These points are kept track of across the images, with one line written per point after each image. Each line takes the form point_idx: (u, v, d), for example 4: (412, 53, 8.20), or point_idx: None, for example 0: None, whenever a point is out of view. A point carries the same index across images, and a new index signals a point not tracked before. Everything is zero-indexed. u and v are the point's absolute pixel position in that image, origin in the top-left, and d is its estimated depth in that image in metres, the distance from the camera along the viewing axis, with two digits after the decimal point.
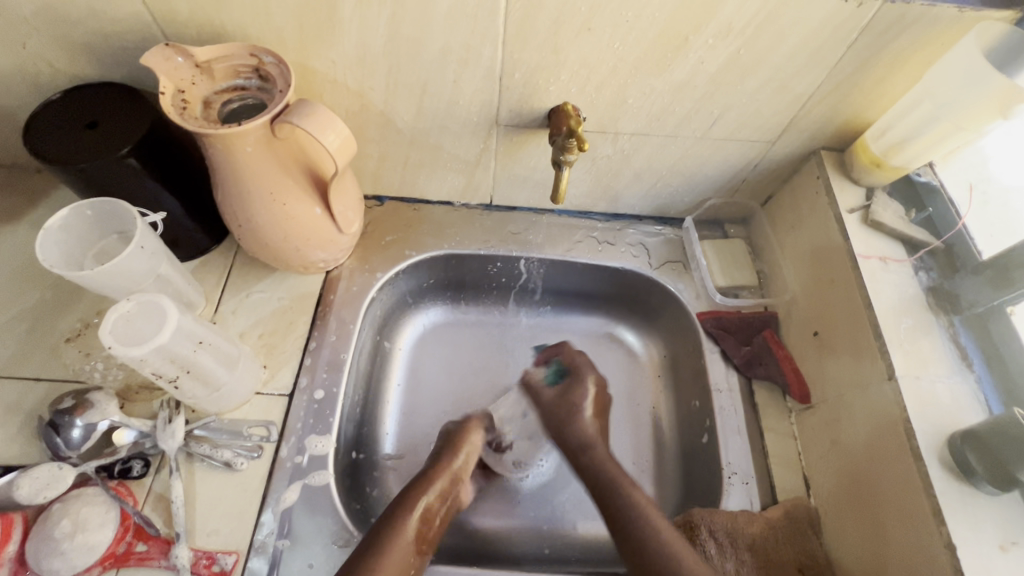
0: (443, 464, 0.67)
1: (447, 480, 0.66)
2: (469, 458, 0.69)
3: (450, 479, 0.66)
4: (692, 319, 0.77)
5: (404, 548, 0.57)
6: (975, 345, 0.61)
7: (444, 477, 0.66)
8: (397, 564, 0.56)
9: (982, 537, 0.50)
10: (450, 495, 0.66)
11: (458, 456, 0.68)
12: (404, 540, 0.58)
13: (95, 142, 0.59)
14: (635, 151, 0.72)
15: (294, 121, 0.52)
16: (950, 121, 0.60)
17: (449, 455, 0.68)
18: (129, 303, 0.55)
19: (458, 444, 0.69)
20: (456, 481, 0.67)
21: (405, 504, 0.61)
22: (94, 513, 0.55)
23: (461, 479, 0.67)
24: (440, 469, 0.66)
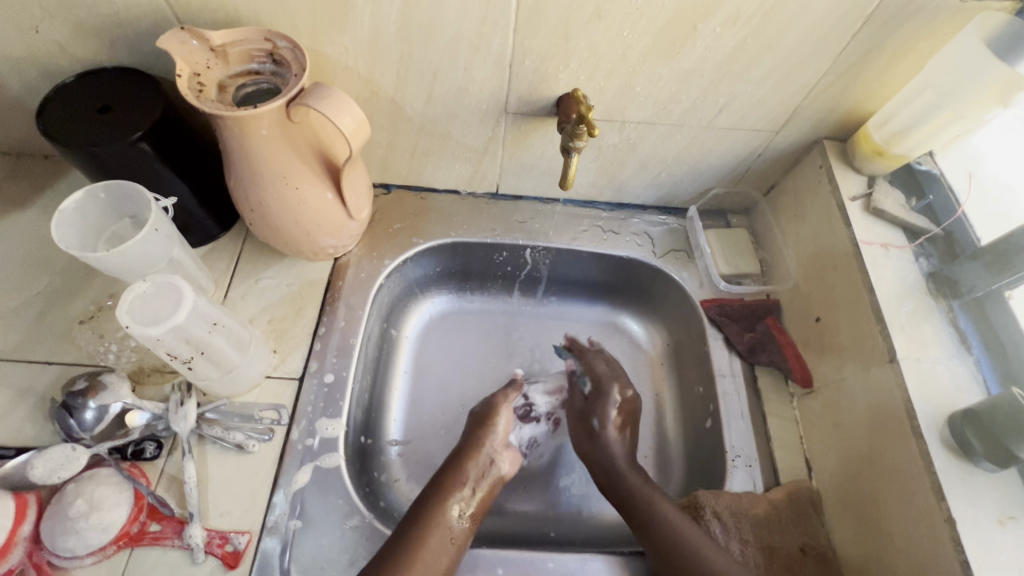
0: (474, 444, 0.68)
1: (481, 461, 0.67)
2: (500, 429, 0.70)
3: (484, 459, 0.67)
4: (696, 306, 0.78)
5: (439, 532, 0.59)
6: (974, 329, 0.62)
7: (476, 458, 0.67)
8: (434, 549, 0.58)
9: (981, 512, 0.51)
10: (486, 473, 0.67)
11: (488, 434, 0.69)
12: (438, 525, 0.60)
13: (108, 125, 0.59)
14: (641, 140, 0.73)
15: (310, 103, 0.53)
16: (951, 109, 0.61)
17: (479, 434, 0.69)
18: (146, 284, 0.56)
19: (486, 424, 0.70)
20: (491, 458, 0.68)
21: (440, 489, 0.63)
22: (108, 493, 0.55)
23: (495, 455, 0.68)
24: (471, 450, 0.67)
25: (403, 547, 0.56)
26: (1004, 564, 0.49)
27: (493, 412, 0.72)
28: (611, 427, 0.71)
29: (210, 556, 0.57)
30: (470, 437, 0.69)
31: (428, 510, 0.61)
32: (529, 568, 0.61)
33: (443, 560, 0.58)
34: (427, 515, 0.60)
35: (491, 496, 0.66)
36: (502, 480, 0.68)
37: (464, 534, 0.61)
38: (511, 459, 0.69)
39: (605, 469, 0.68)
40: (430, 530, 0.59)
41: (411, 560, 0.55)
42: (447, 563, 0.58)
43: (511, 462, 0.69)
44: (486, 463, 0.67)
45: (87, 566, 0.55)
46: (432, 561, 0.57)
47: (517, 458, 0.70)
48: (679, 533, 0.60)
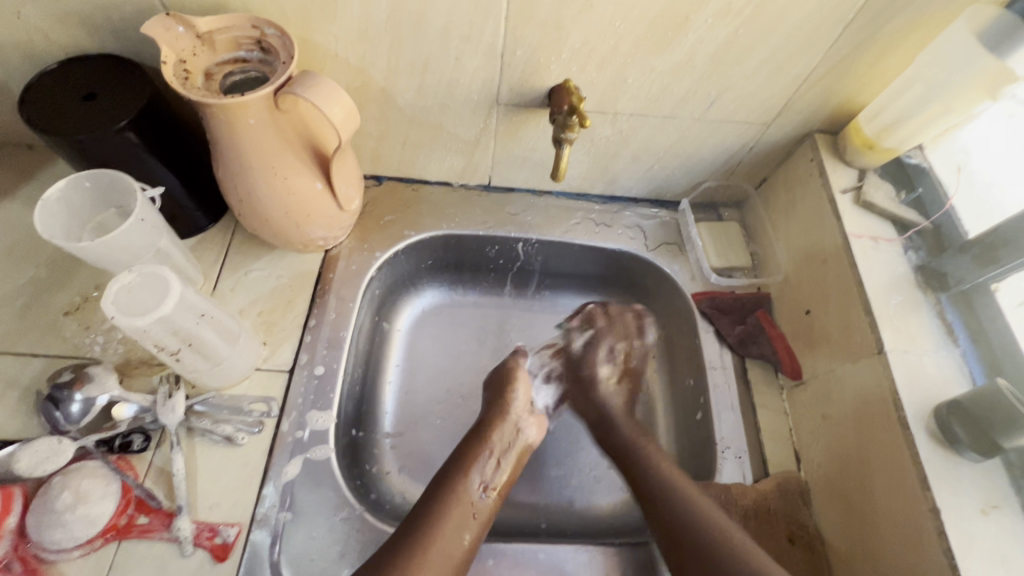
0: (497, 414, 0.68)
1: (505, 432, 0.66)
2: (521, 397, 0.70)
3: (509, 428, 0.67)
4: (686, 299, 0.79)
5: (463, 504, 0.59)
6: (961, 321, 0.63)
7: (501, 427, 0.66)
8: (457, 521, 0.57)
9: (965, 501, 0.52)
10: (512, 443, 0.66)
11: (511, 402, 0.69)
12: (461, 498, 0.59)
13: (93, 113, 0.58)
14: (634, 132, 0.73)
15: (298, 91, 0.52)
16: (940, 103, 0.61)
17: (502, 406, 0.68)
18: (132, 274, 0.56)
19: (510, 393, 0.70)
20: (515, 427, 0.67)
21: (463, 461, 0.63)
22: (95, 485, 0.55)
23: (519, 422, 0.68)
24: (495, 420, 0.67)
25: (427, 520, 0.56)
26: (986, 552, 0.49)
27: (512, 377, 0.72)
28: (609, 369, 0.77)
29: (199, 549, 0.57)
30: (492, 409, 0.69)
31: (449, 483, 0.60)
32: (519, 559, 0.62)
33: (467, 534, 0.57)
34: (450, 488, 0.60)
35: (517, 466, 0.66)
36: (528, 448, 0.68)
37: (489, 507, 0.60)
38: (536, 425, 0.70)
39: (599, 419, 0.73)
40: (453, 502, 0.58)
41: (436, 533, 0.55)
42: (473, 535, 0.57)
43: (537, 429, 0.70)
44: (511, 433, 0.67)
45: (74, 559, 0.55)
46: (455, 536, 0.56)
47: (542, 424, 0.70)
48: (688, 496, 0.59)
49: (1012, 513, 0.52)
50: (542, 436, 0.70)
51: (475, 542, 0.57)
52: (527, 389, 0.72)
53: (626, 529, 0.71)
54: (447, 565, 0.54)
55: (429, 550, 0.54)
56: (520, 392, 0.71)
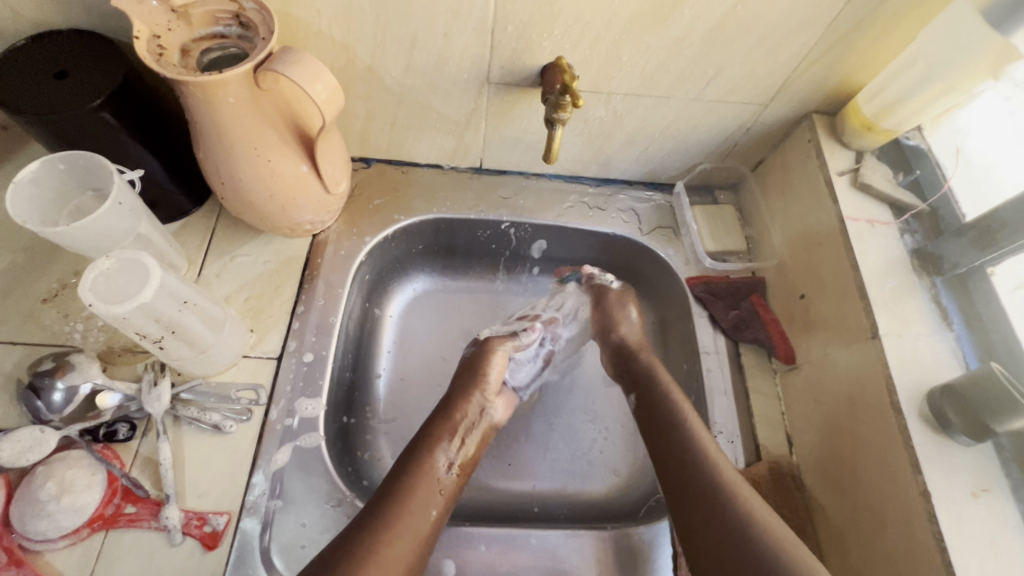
0: (462, 394, 0.67)
1: (471, 412, 0.66)
2: (493, 378, 0.69)
3: (475, 409, 0.66)
4: (681, 283, 0.78)
5: (429, 482, 0.58)
6: (956, 305, 0.62)
7: (466, 406, 0.66)
8: (423, 498, 0.56)
9: (956, 484, 0.52)
10: (478, 422, 0.66)
11: (481, 382, 0.68)
12: (427, 476, 0.58)
13: (64, 92, 0.56)
14: (629, 113, 0.71)
15: (279, 68, 0.50)
16: (941, 82, 0.60)
17: (469, 385, 0.67)
18: (109, 261, 0.54)
19: (480, 369, 0.69)
20: (481, 407, 0.67)
21: (428, 440, 0.62)
22: (80, 475, 0.54)
23: (486, 403, 0.67)
24: (461, 399, 0.66)
25: (395, 498, 0.55)
26: (975, 535, 0.50)
27: (486, 359, 0.69)
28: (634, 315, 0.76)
29: (189, 537, 0.56)
30: (459, 387, 0.68)
31: (417, 462, 0.59)
32: (511, 545, 0.62)
33: (433, 512, 0.56)
34: (419, 466, 0.59)
35: (481, 445, 0.66)
36: (492, 428, 0.68)
37: (454, 486, 0.60)
38: (502, 405, 0.70)
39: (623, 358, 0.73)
40: (419, 479, 0.58)
41: (403, 510, 0.55)
42: (438, 513, 0.57)
43: (502, 409, 0.70)
44: (476, 413, 0.66)
45: (62, 549, 0.54)
46: (421, 513, 0.55)
47: (507, 405, 0.71)
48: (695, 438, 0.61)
49: (1003, 496, 0.52)
50: (508, 416, 0.71)
51: (440, 519, 0.57)
52: (499, 368, 0.70)
53: (620, 513, 0.71)
54: (414, 542, 0.54)
55: (395, 528, 0.53)
56: (491, 370, 0.69)
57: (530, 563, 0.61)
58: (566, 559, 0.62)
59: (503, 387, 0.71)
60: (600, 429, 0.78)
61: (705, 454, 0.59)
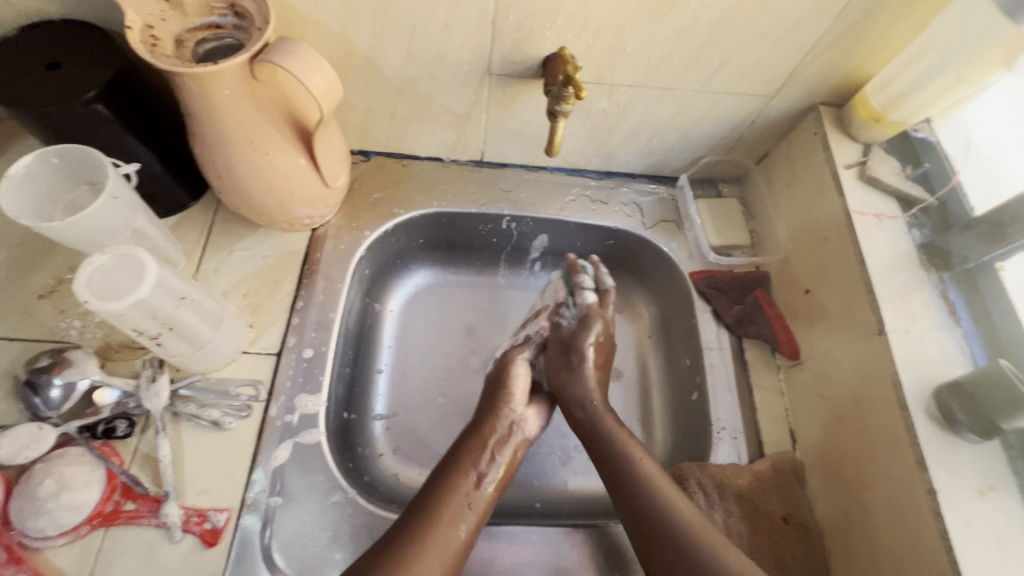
0: (491, 410, 0.67)
1: (501, 426, 0.65)
2: (518, 389, 0.68)
3: (505, 423, 0.66)
4: (684, 278, 0.77)
5: (458, 497, 0.58)
6: (963, 300, 0.61)
7: (496, 421, 0.65)
8: (453, 514, 0.56)
9: (963, 483, 0.51)
10: (512, 436, 0.65)
11: (508, 396, 0.67)
12: (456, 491, 0.58)
13: (57, 84, 0.54)
14: (632, 105, 0.70)
15: (275, 59, 0.49)
16: (953, 72, 0.59)
17: (497, 400, 0.67)
18: (104, 256, 0.53)
19: (505, 383, 0.69)
20: (512, 422, 0.66)
21: (457, 456, 0.62)
22: (79, 472, 0.54)
23: (517, 418, 0.67)
24: (490, 414, 0.66)
25: (423, 514, 0.55)
26: (981, 534, 0.49)
27: (507, 372, 0.70)
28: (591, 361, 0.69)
29: (188, 534, 0.56)
30: (488, 403, 0.68)
31: (446, 477, 0.59)
32: (514, 542, 0.62)
33: (462, 527, 0.56)
34: (447, 482, 0.59)
35: (517, 461, 0.65)
36: (527, 442, 0.66)
37: (487, 502, 0.59)
38: (534, 417, 0.68)
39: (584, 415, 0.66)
40: (449, 495, 0.57)
41: (431, 527, 0.54)
42: (469, 528, 0.56)
43: (536, 421, 0.68)
44: (508, 427, 0.65)
45: (61, 547, 0.54)
46: (450, 530, 0.55)
47: (541, 416, 0.69)
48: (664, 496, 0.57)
49: (1010, 495, 0.52)
50: (540, 428, 0.69)
51: (473, 534, 0.56)
52: (524, 378, 0.70)
53: None
54: (443, 559, 0.53)
55: (425, 545, 0.53)
56: (517, 382, 0.69)
57: (532, 561, 0.61)
58: (567, 557, 0.61)
59: (534, 398, 0.70)
60: None
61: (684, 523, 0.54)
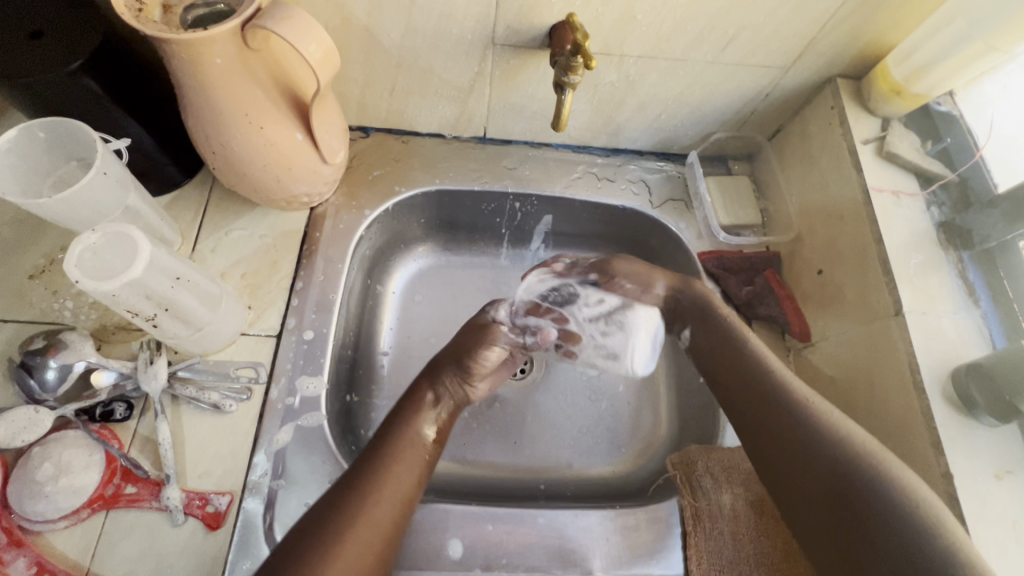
0: (449, 363, 0.64)
1: (455, 381, 0.63)
2: (489, 361, 0.65)
3: (460, 378, 0.64)
4: (692, 258, 0.75)
5: (415, 446, 0.56)
6: (983, 281, 0.59)
7: (452, 376, 0.63)
8: (407, 463, 0.55)
9: (979, 466, 0.50)
10: (465, 387, 0.64)
11: (473, 351, 0.64)
12: (412, 440, 0.56)
13: (38, 53, 0.52)
14: (641, 77, 0.67)
15: (268, 25, 0.46)
16: (981, 40, 0.56)
17: (457, 355, 0.64)
18: (95, 235, 0.51)
19: (476, 345, 0.65)
20: (465, 381, 0.64)
21: (413, 404, 0.59)
22: (77, 457, 0.53)
23: (472, 374, 0.64)
24: (447, 367, 0.63)
25: (380, 460, 0.54)
26: (998, 519, 0.48)
27: (490, 333, 0.66)
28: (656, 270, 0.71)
29: (191, 517, 0.55)
30: (449, 353, 0.65)
31: (400, 424, 0.57)
32: (520, 523, 0.61)
33: (414, 476, 0.54)
34: (403, 429, 0.57)
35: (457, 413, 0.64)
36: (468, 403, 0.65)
37: (433, 452, 0.58)
38: (486, 387, 0.67)
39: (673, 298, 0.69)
40: (403, 443, 0.56)
41: (386, 473, 0.53)
42: (420, 478, 0.55)
43: (487, 384, 0.67)
44: (461, 383, 0.64)
45: (61, 530, 0.53)
46: (406, 477, 0.53)
47: (495, 380, 0.68)
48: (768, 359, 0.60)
49: None
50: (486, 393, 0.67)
51: (421, 483, 0.55)
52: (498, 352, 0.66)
53: (627, 490, 0.70)
54: (397, 506, 0.52)
55: (382, 494, 0.51)
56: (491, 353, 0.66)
57: (538, 542, 0.60)
58: (574, 538, 0.61)
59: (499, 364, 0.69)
60: (605, 405, 0.77)
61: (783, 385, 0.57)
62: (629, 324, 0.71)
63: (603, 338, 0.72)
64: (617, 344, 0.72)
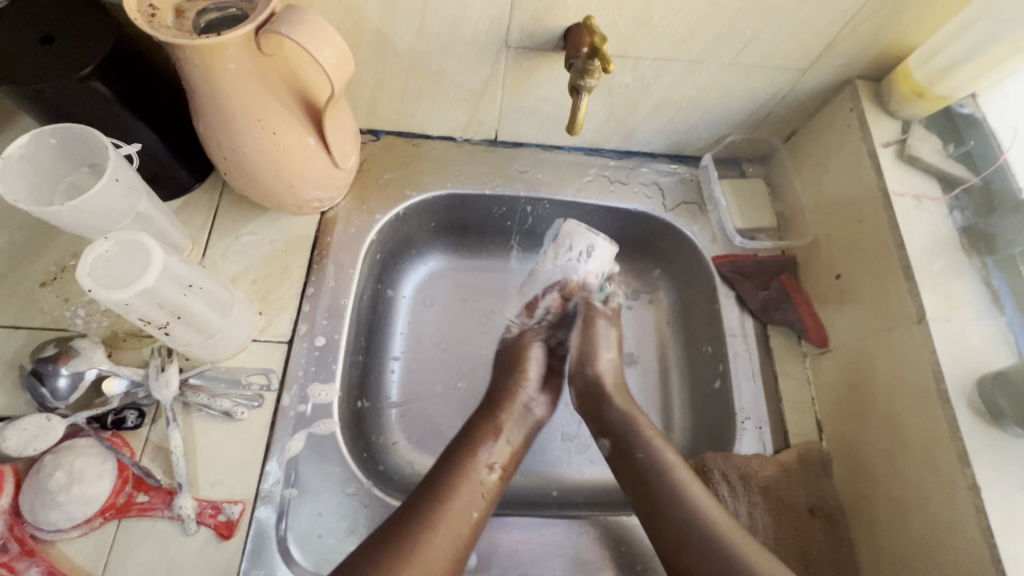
0: (506, 396, 0.67)
1: (515, 412, 0.66)
2: (532, 375, 0.70)
3: (517, 408, 0.67)
4: (706, 263, 0.74)
5: (473, 483, 0.57)
6: (1007, 287, 0.58)
7: (510, 408, 0.66)
8: (466, 499, 0.55)
9: (1006, 477, 0.49)
10: (521, 421, 0.66)
11: (522, 382, 0.69)
12: (472, 475, 0.57)
13: (50, 58, 0.51)
14: (656, 79, 0.66)
15: (283, 31, 0.46)
16: (1007, 41, 0.55)
17: (512, 385, 0.68)
18: (108, 242, 0.51)
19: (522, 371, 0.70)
20: (524, 409, 0.67)
21: (473, 439, 0.62)
22: (90, 464, 0.52)
23: (527, 403, 0.68)
24: (505, 399, 0.67)
25: (438, 496, 0.55)
26: None
27: (524, 355, 0.72)
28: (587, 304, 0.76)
29: (203, 527, 0.55)
30: (501, 389, 0.68)
31: (460, 459, 0.59)
32: (534, 531, 0.60)
33: (473, 512, 0.55)
34: (462, 465, 0.58)
35: (524, 448, 0.65)
36: (533, 430, 0.67)
37: (496, 488, 0.58)
38: (543, 408, 0.69)
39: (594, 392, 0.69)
40: (464, 479, 0.57)
41: (444, 509, 0.53)
42: (480, 514, 0.55)
43: (544, 410, 0.69)
44: (519, 413, 0.66)
45: (74, 539, 0.53)
46: (464, 513, 0.54)
47: (549, 404, 0.71)
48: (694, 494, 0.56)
49: None
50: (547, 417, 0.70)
51: (481, 520, 0.55)
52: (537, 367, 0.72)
53: None
54: (454, 544, 0.52)
55: (438, 531, 0.52)
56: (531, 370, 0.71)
57: (552, 553, 0.59)
58: (589, 549, 0.60)
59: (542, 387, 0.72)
60: None
61: (682, 484, 0.57)
62: (583, 231, 0.74)
63: (587, 266, 0.75)
64: (584, 242, 0.74)
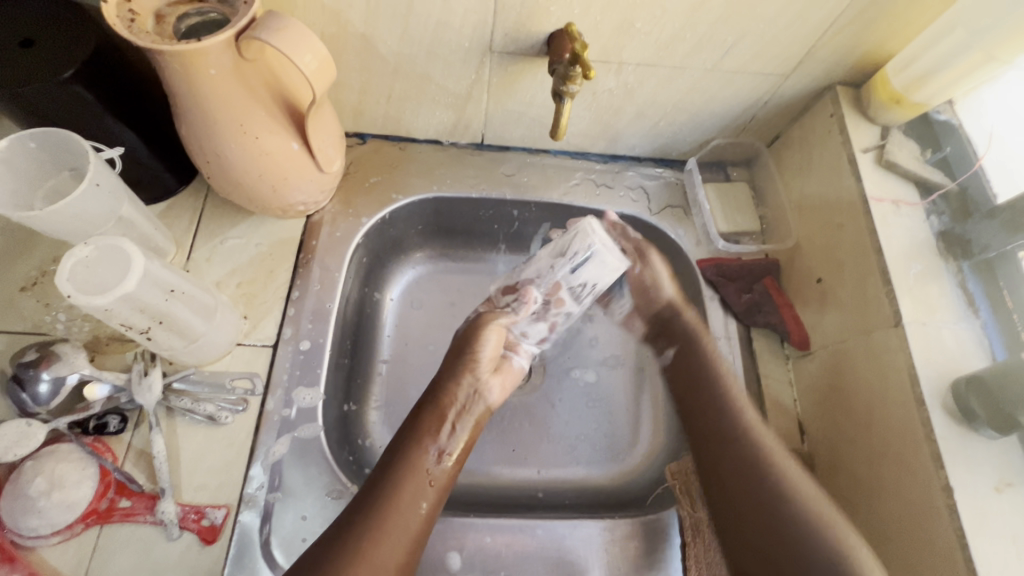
0: (450, 382, 0.63)
1: (461, 395, 0.63)
2: (484, 355, 0.65)
3: (467, 391, 0.63)
4: (691, 266, 0.75)
5: (418, 475, 0.56)
6: (982, 291, 0.59)
7: (456, 391, 0.63)
8: (412, 491, 0.55)
9: (980, 478, 0.50)
10: (471, 410, 0.63)
11: (474, 363, 0.64)
12: (417, 468, 0.56)
13: (29, 61, 0.51)
14: (640, 84, 0.67)
15: (262, 37, 0.46)
16: (980, 50, 0.56)
17: (460, 365, 0.64)
18: (87, 248, 0.51)
19: (471, 352, 0.65)
20: (475, 393, 0.64)
21: (415, 429, 0.59)
22: (70, 470, 0.52)
23: (479, 386, 0.64)
24: (450, 383, 0.63)
25: (383, 494, 0.54)
26: (998, 531, 0.48)
27: (480, 332, 0.66)
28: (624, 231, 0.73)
29: (186, 532, 0.55)
30: (446, 372, 0.64)
31: (405, 451, 0.57)
32: (518, 533, 0.61)
33: (421, 506, 0.55)
34: (405, 457, 0.57)
35: (475, 430, 0.63)
36: (486, 411, 0.64)
37: (445, 476, 0.58)
38: (498, 388, 0.66)
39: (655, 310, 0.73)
40: (407, 474, 0.56)
41: (392, 509, 0.53)
42: (429, 505, 0.55)
43: (498, 390, 0.66)
44: (469, 395, 0.63)
45: (55, 545, 0.53)
46: (410, 507, 0.54)
47: (505, 384, 0.67)
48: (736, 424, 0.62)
49: None
50: (502, 399, 0.67)
51: (433, 511, 0.55)
52: (493, 345, 0.67)
53: (626, 499, 0.70)
54: (404, 539, 0.52)
55: (384, 531, 0.52)
56: (484, 347, 0.66)
57: (535, 554, 0.60)
58: (573, 549, 0.60)
59: (500, 364, 0.68)
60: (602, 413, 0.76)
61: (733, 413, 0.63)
62: (581, 232, 0.66)
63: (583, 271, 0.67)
64: (584, 246, 0.66)
